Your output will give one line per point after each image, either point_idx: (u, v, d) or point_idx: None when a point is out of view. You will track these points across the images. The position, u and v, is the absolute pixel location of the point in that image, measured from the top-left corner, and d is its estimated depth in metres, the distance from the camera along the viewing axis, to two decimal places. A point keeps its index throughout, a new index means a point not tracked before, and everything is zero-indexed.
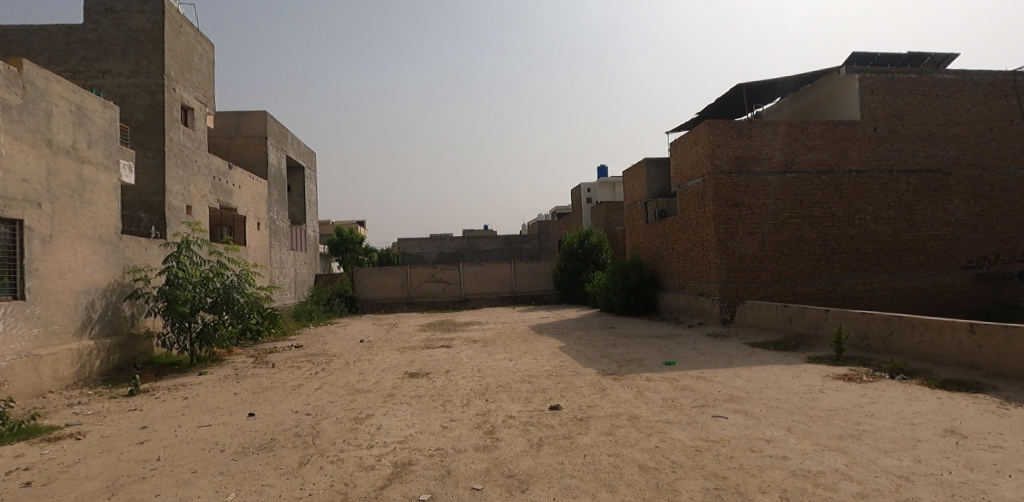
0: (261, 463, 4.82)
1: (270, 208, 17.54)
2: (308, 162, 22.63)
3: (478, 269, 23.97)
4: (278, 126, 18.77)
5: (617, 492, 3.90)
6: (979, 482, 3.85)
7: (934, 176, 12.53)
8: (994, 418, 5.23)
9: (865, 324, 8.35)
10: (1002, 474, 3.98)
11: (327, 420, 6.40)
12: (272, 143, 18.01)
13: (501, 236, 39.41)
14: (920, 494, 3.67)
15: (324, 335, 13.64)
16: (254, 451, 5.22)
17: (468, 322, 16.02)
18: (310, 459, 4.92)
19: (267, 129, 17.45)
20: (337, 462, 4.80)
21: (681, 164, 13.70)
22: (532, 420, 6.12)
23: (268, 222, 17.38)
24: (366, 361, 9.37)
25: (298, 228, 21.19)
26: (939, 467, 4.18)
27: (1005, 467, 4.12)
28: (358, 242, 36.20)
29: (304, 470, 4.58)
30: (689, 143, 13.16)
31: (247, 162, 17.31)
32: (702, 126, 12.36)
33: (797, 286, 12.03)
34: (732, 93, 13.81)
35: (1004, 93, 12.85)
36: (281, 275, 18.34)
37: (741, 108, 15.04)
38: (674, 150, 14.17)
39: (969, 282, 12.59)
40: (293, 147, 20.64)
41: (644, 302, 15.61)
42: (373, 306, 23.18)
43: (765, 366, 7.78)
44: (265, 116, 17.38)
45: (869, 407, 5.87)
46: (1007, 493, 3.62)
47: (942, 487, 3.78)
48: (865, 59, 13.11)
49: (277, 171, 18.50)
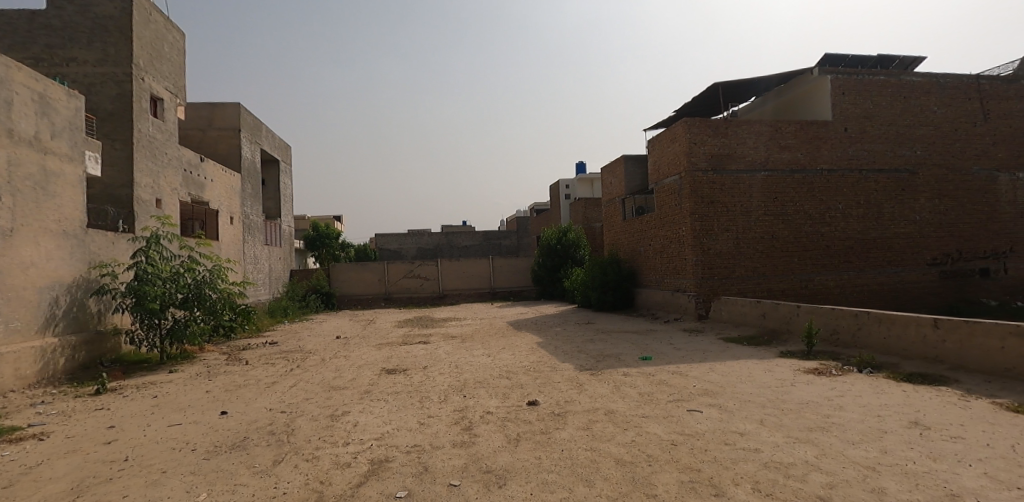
0: (233, 462, 4.72)
1: (243, 202, 17.13)
2: (283, 155, 22.23)
3: (457, 265, 23.84)
4: (252, 118, 18.37)
5: (594, 486, 3.93)
6: (941, 472, 3.98)
7: (901, 176, 12.89)
8: (957, 410, 5.42)
9: (836, 318, 8.54)
10: (963, 464, 4.13)
11: (303, 417, 6.31)
12: (246, 136, 17.65)
13: (479, 232, 39.37)
14: (886, 484, 3.78)
15: (299, 331, 13.41)
16: (227, 450, 5.11)
17: (446, 318, 15.91)
18: (285, 458, 4.84)
19: (240, 122, 17.09)
20: (313, 460, 4.74)
21: (658, 161, 13.81)
22: (510, 415, 6.13)
23: (242, 217, 16.99)
24: (342, 357, 9.24)
25: (273, 223, 20.75)
26: (904, 458, 4.31)
27: (966, 457, 4.27)
28: (335, 237, 35.72)
29: (278, 469, 4.50)
30: (666, 141, 13.29)
31: (219, 156, 16.91)
32: (679, 124, 12.48)
33: (771, 282, 12.28)
34: (709, 92, 13.98)
35: (968, 96, 13.28)
36: (255, 271, 17.98)
37: (717, 106, 15.25)
38: (652, 148, 14.30)
39: (934, 278, 13.01)
40: (268, 140, 20.21)
41: (622, 299, 15.70)
42: (350, 303, 22.88)
43: (739, 361, 7.90)
44: (238, 107, 17.05)
45: (838, 400, 6.02)
46: (968, 482, 3.75)
47: (907, 477, 3.90)
48: (838, 60, 13.45)
49: (251, 165, 18.08)
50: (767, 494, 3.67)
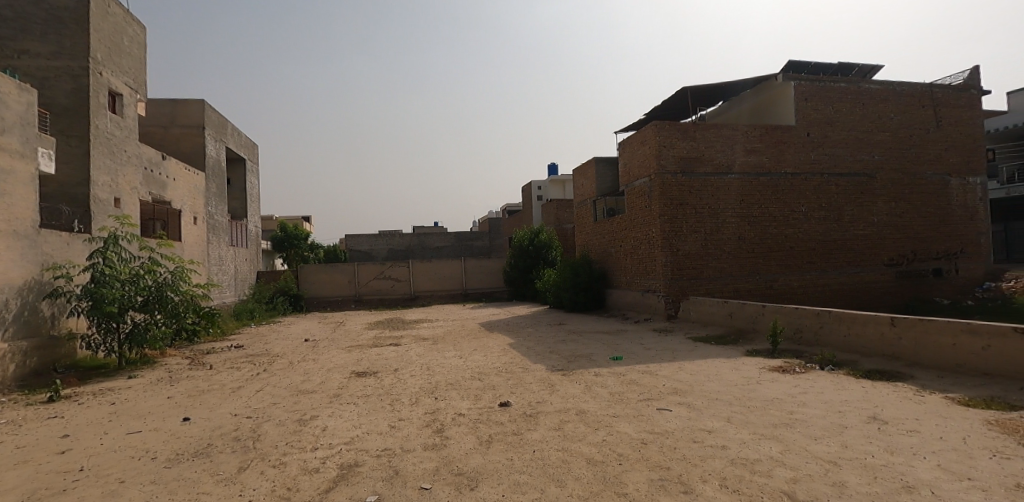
0: (196, 469, 4.57)
1: (208, 202, 16.66)
2: (250, 154, 21.71)
3: (429, 266, 23.70)
4: (217, 116, 17.91)
5: (565, 486, 3.94)
6: (898, 465, 4.13)
7: (860, 180, 13.36)
8: (912, 404, 5.64)
9: (799, 318, 8.78)
10: (918, 456, 4.29)
11: (269, 422, 6.15)
12: (211, 134, 17.21)
13: (451, 233, 39.25)
14: (846, 477, 3.90)
15: (267, 335, 13.08)
16: (189, 457, 4.94)
17: (418, 320, 15.77)
18: (250, 464, 4.70)
19: (205, 119, 16.66)
20: (280, 466, 4.62)
21: (629, 163, 13.99)
22: (482, 417, 6.10)
23: (206, 217, 16.51)
24: (311, 361, 9.06)
25: (239, 223, 20.22)
26: (863, 452, 4.46)
27: (921, 450, 4.44)
28: (303, 238, 35.04)
29: (243, 476, 4.38)
30: (637, 144, 13.46)
31: (183, 154, 16.42)
32: (649, 127, 12.66)
33: (738, 282, 12.57)
34: (678, 96, 14.24)
35: (922, 104, 13.87)
36: (220, 272, 17.48)
37: (686, 110, 15.54)
38: (622, 150, 14.47)
39: (891, 278, 13.52)
40: (234, 138, 19.72)
41: (592, 299, 15.84)
42: (320, 305, 22.49)
43: (707, 360, 8.04)
44: (203, 104, 16.62)
45: (801, 397, 6.19)
46: (922, 474, 3.90)
47: (866, 470, 4.03)
48: (801, 67, 13.87)
49: (216, 164, 17.61)
50: (734, 490, 3.74)
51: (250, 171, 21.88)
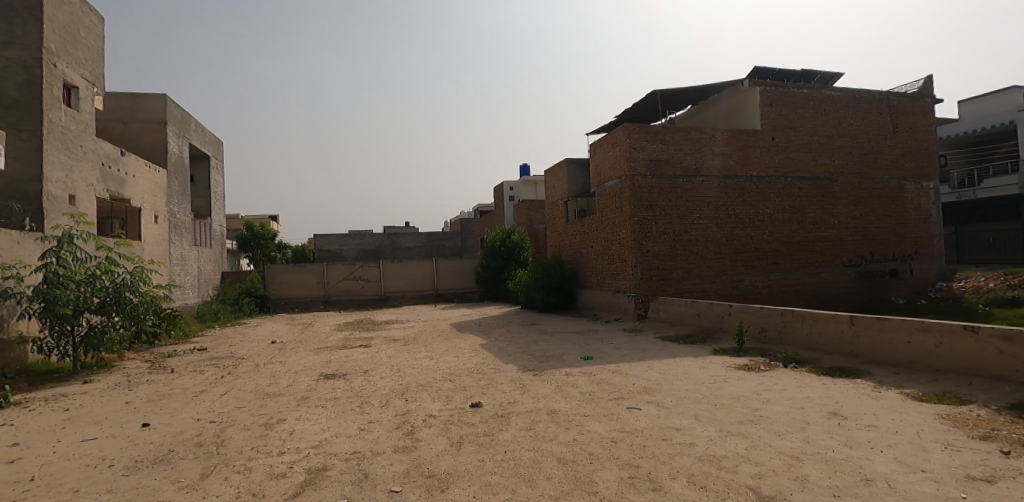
0: (155, 477, 4.41)
1: (170, 199, 16.14)
2: (214, 151, 21.12)
3: (400, 266, 23.48)
4: (180, 111, 17.37)
5: (536, 486, 3.94)
6: (856, 458, 4.27)
7: (822, 183, 13.81)
8: (870, 400, 5.85)
9: (764, 317, 9.01)
10: (876, 450, 4.45)
11: (234, 427, 5.98)
12: (173, 129, 16.69)
13: (423, 233, 39.02)
14: (808, 471, 4.01)
15: (232, 337, 12.73)
16: (148, 464, 4.77)
17: (388, 321, 15.57)
18: (214, 470, 4.57)
19: (167, 114, 16.16)
20: (244, 472, 4.49)
21: (600, 165, 14.12)
22: (453, 418, 6.07)
23: (168, 215, 15.99)
24: (277, 363, 8.86)
25: (203, 222, 19.63)
26: (824, 447, 4.59)
27: (878, 444, 4.61)
28: (270, 238, 34.24)
29: (206, 483, 4.24)
30: (608, 145, 13.59)
31: (143, 150, 15.87)
32: (620, 129, 12.82)
33: (706, 282, 12.84)
34: (649, 99, 14.46)
35: (879, 111, 14.43)
36: (182, 272, 16.93)
37: (657, 113, 15.79)
38: (594, 152, 14.60)
39: (851, 278, 14.02)
40: (197, 135, 19.16)
41: (564, 299, 15.95)
42: (288, 306, 22.04)
43: (675, 359, 8.18)
44: (165, 99, 16.11)
45: (765, 394, 6.35)
46: (880, 467, 4.05)
47: (827, 464, 4.15)
48: (766, 73, 14.26)
49: (179, 160, 17.07)
50: (702, 486, 3.81)
51: (214, 169, 21.27)
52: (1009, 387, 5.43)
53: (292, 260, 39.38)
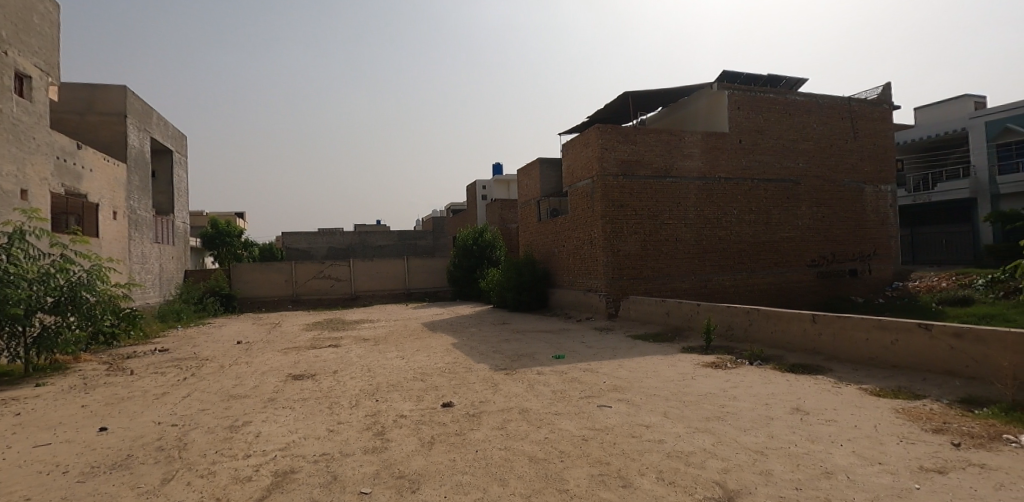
0: (113, 483, 4.24)
1: (129, 195, 15.58)
2: (177, 146, 20.47)
3: (371, 265, 23.21)
4: (141, 104, 16.81)
5: (508, 485, 3.94)
6: (818, 452, 4.41)
7: (786, 186, 14.22)
8: (831, 395, 6.04)
9: (730, 315, 9.21)
10: (836, 444, 4.60)
11: (197, 430, 5.81)
12: (134, 123, 16.13)
13: (394, 232, 38.73)
14: (772, 466, 4.12)
15: (196, 337, 12.36)
16: (106, 470, 4.59)
17: (359, 320, 15.35)
18: (175, 475, 4.42)
19: (127, 107, 15.62)
20: (208, 476, 4.37)
21: (572, 165, 14.23)
22: (424, 418, 6.03)
23: (127, 211, 15.43)
24: (243, 364, 8.65)
25: (165, 218, 19.00)
26: (787, 441, 4.73)
27: (839, 438, 4.76)
28: (236, 235, 33.33)
29: (167, 488, 4.11)
30: (580, 145, 13.69)
31: (101, 143, 15.29)
32: (593, 130, 12.94)
33: (675, 282, 13.08)
34: (621, 100, 14.64)
35: (841, 116, 14.95)
36: (143, 271, 16.35)
37: (628, 115, 16.00)
38: (566, 152, 14.70)
39: (813, 278, 14.48)
40: (159, 128, 18.55)
41: (535, 298, 16.02)
42: (254, 305, 21.55)
43: (645, 357, 8.30)
44: (126, 91, 15.57)
45: (732, 391, 6.50)
46: (840, 460, 4.19)
47: (790, 458, 4.28)
48: (734, 77, 14.60)
49: (139, 155, 16.50)
50: (670, 482, 3.87)
51: (177, 163, 20.60)
52: (961, 382, 5.69)
53: (259, 259, 38.43)
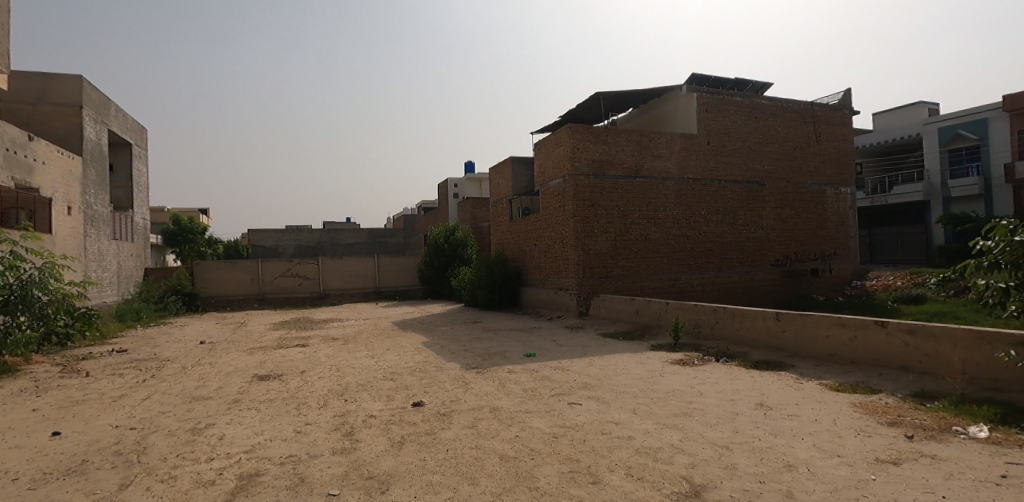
0: (67, 490, 4.07)
1: (85, 189, 14.98)
2: (136, 139, 19.75)
3: (340, 263, 22.87)
4: (97, 95, 16.17)
5: (478, 484, 3.93)
6: (780, 446, 4.54)
7: (751, 187, 14.60)
8: (793, 391, 6.24)
9: (697, 313, 9.41)
10: (797, 437, 4.75)
11: (157, 433, 5.62)
12: (90, 114, 15.53)
13: (364, 229, 38.27)
14: (737, 460, 4.23)
15: (156, 338, 11.95)
16: (58, 476, 4.39)
17: (327, 319, 15.10)
18: (134, 480, 4.27)
19: (84, 97, 15.03)
20: (168, 481, 4.23)
21: (544, 164, 14.30)
22: (394, 418, 5.97)
23: (83, 206, 14.83)
24: (207, 365, 8.41)
25: (123, 214, 18.32)
26: (751, 436, 4.86)
27: (800, 432, 4.92)
28: (199, 232, 32.37)
29: (125, 494, 3.97)
30: (552, 145, 13.76)
31: (55, 135, 14.66)
32: (564, 129, 13.02)
33: (644, 281, 13.28)
34: (592, 101, 14.78)
35: (804, 120, 15.43)
36: (100, 269, 15.73)
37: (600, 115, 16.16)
38: (538, 151, 14.75)
39: (777, 277, 14.91)
40: (118, 121, 17.88)
41: (507, 297, 16.05)
42: (218, 304, 20.97)
43: (615, 354, 8.42)
44: (81, 81, 14.98)
45: (699, 387, 6.64)
46: (801, 454, 4.32)
47: (754, 453, 4.40)
48: (702, 80, 14.90)
49: (96, 148, 15.89)
50: (639, 478, 3.93)
51: (137, 157, 19.86)
52: (913, 377, 5.96)
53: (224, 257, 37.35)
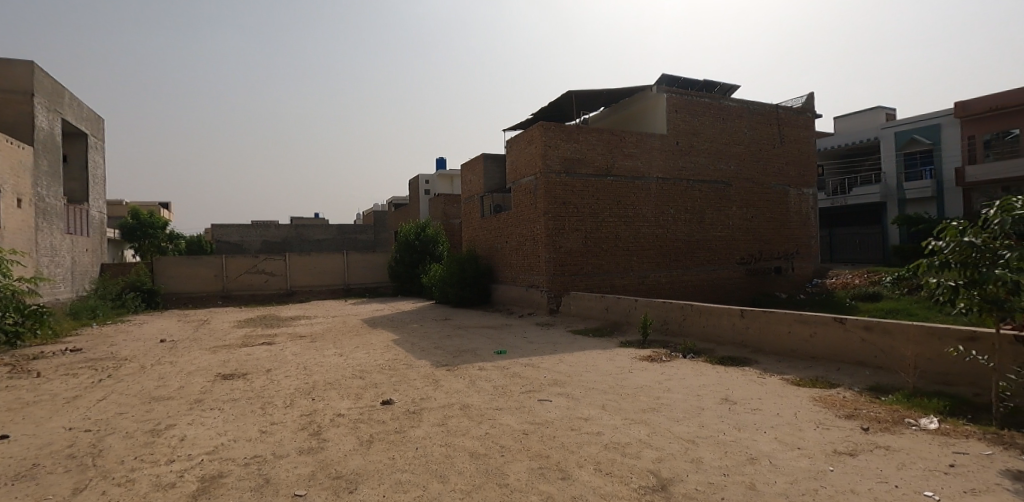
0: (15, 496, 3.89)
1: (36, 181, 14.32)
2: (92, 129, 18.99)
3: (308, 260, 22.46)
4: (50, 82, 15.50)
5: (448, 482, 3.92)
6: (744, 439, 4.67)
7: (718, 187, 14.94)
8: (757, 386, 6.41)
9: (665, 310, 9.58)
10: (760, 431, 4.89)
11: (114, 435, 5.42)
12: (42, 102, 14.87)
13: (333, 225, 37.65)
14: (702, 454, 4.33)
15: (112, 336, 11.51)
16: (5, 482, 4.19)
17: (295, 317, 14.81)
18: (88, 484, 4.11)
19: (35, 85, 14.39)
20: (126, 484, 4.09)
21: (516, 162, 14.33)
22: (363, 416, 5.90)
23: (34, 198, 14.18)
24: (167, 364, 8.16)
25: (78, 208, 17.59)
26: (716, 430, 4.98)
27: (763, 425, 5.07)
28: (160, 227, 31.28)
29: (78, 499, 3.82)
30: (524, 143, 13.81)
31: (4, 124, 13.98)
32: (536, 127, 13.07)
33: (614, 278, 13.45)
34: (563, 99, 14.86)
35: (769, 122, 15.85)
36: (52, 264, 15.07)
37: (571, 113, 16.26)
38: (510, 149, 14.78)
39: (742, 275, 15.32)
40: (72, 110, 17.16)
41: (477, 294, 16.05)
42: (179, 301, 20.33)
43: (585, 351, 8.51)
44: (32, 68, 14.34)
45: (666, 383, 6.76)
46: (763, 447, 4.45)
47: (718, 446, 4.50)
48: (671, 81, 15.14)
49: (49, 138, 15.22)
50: (607, 472, 3.99)
51: (93, 148, 19.06)
52: (870, 371, 6.21)
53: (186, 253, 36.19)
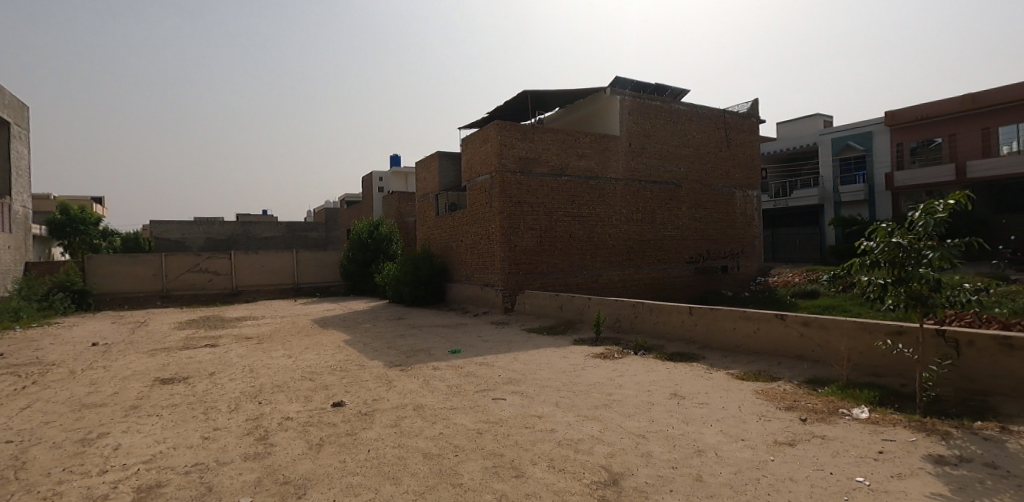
0: None
1: None
2: (15, 116, 17.68)
3: (256, 258, 21.69)
4: None
5: (401, 484, 3.89)
6: (691, 433, 4.84)
7: (669, 188, 15.39)
8: (704, 381, 6.65)
9: (617, 308, 9.80)
10: (706, 424, 5.08)
11: (39, 446, 5.08)
12: None
13: (282, 222, 36.45)
14: (651, 448, 4.46)
15: (35, 340, 10.74)
16: None
17: (240, 318, 14.25)
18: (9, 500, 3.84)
19: None
20: (53, 498, 3.84)
21: (472, 160, 14.29)
22: (313, 419, 5.76)
23: None
24: (100, 368, 7.70)
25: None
26: (665, 424, 5.14)
27: (709, 418, 5.26)
28: (91, 223, 29.38)
29: None
30: (480, 141, 13.80)
31: None
32: (492, 126, 13.09)
33: (568, 277, 13.65)
34: (519, 98, 14.94)
35: (716, 126, 16.46)
36: None
37: (527, 113, 16.37)
38: (466, 147, 14.73)
39: (691, 274, 15.87)
40: None
41: (433, 293, 15.94)
42: (115, 302, 19.19)
43: (539, 349, 8.60)
44: None
45: (618, 379, 6.92)
46: (709, 439, 4.63)
47: (667, 440, 4.65)
48: (625, 83, 15.49)
49: None
50: (560, 469, 4.05)
51: (17, 137, 17.78)
52: (807, 364, 6.56)
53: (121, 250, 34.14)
